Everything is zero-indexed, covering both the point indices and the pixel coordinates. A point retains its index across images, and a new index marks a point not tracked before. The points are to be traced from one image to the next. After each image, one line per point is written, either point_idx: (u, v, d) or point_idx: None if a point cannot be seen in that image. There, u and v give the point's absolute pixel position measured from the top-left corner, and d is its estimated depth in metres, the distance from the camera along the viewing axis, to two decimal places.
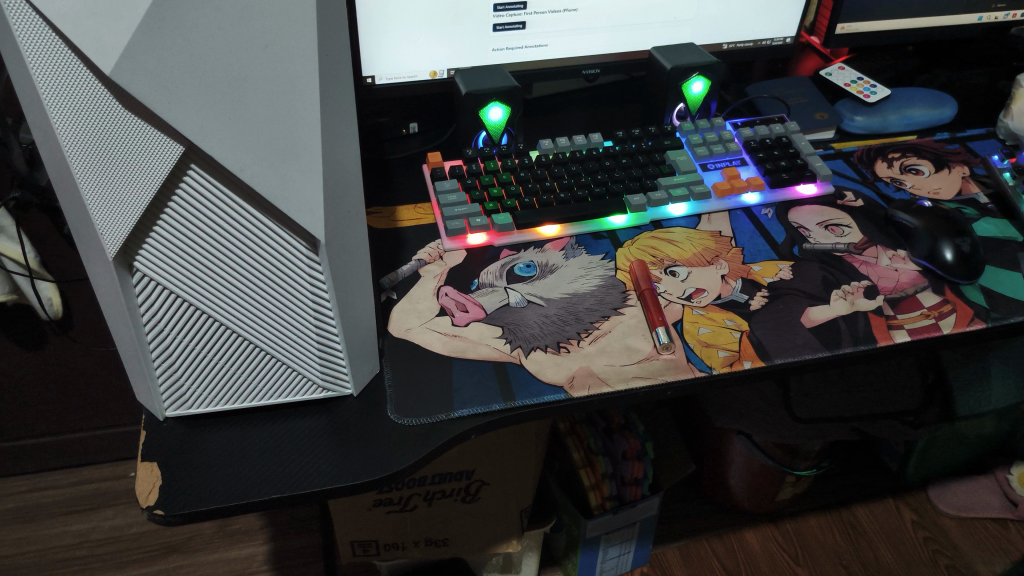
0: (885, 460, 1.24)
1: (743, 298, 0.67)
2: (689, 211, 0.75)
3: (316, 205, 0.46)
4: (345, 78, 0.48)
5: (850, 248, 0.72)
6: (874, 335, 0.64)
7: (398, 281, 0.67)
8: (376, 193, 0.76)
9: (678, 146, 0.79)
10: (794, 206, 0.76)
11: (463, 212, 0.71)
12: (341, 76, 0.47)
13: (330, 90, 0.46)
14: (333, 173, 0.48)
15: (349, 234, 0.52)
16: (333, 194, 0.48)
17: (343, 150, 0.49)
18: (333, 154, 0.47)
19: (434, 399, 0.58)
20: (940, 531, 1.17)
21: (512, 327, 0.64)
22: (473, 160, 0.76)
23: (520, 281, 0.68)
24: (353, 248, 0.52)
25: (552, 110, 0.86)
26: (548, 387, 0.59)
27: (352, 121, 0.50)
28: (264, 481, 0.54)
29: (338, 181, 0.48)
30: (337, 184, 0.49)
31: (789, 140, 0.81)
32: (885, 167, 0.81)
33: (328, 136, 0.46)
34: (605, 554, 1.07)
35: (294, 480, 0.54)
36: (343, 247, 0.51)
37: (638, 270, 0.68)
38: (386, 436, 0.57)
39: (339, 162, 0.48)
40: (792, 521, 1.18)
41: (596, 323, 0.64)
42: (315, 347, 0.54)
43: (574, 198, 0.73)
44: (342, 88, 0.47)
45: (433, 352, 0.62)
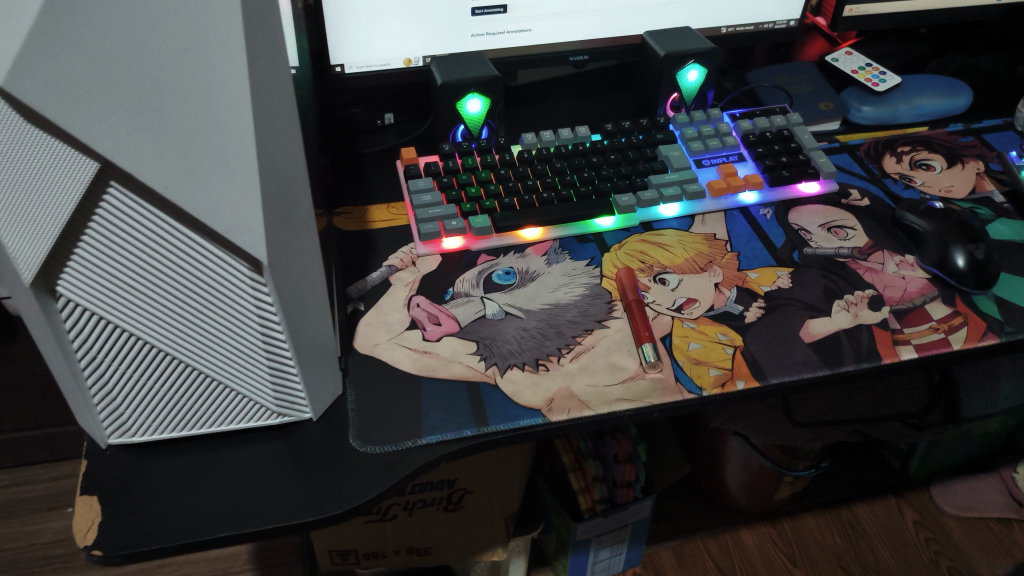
0: (886, 456, 1.19)
1: (737, 309, 0.62)
2: (682, 212, 0.70)
3: (255, 224, 0.42)
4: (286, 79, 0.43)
5: (855, 253, 0.67)
6: (879, 351, 0.59)
7: (366, 290, 0.63)
8: (348, 192, 0.72)
9: (671, 140, 0.74)
10: (795, 205, 0.71)
11: (438, 213, 0.66)
12: (280, 77, 0.42)
13: (269, 95, 0.41)
14: (276, 187, 0.43)
15: (300, 251, 0.47)
16: (277, 210, 0.43)
17: (288, 160, 0.44)
18: (275, 166, 0.42)
19: (400, 423, 0.54)
20: (942, 531, 1.12)
21: (487, 342, 0.59)
22: (451, 156, 0.71)
23: (497, 290, 0.63)
24: (304, 265, 0.48)
25: (539, 100, 0.81)
26: (524, 410, 0.55)
27: (297, 127, 0.45)
28: (214, 516, 0.50)
29: (284, 195, 0.44)
30: (283, 199, 0.44)
31: (791, 133, 0.75)
32: (894, 162, 0.76)
33: (268, 146, 0.41)
34: (597, 556, 1.02)
35: (245, 516, 0.50)
36: (292, 266, 0.46)
37: (626, 281, 0.63)
38: (347, 464, 0.52)
39: (284, 174, 0.43)
40: (790, 520, 1.13)
41: (578, 338, 0.60)
42: (267, 371, 0.49)
43: (557, 198, 0.68)
44: (281, 91, 0.42)
45: (401, 371, 0.57)
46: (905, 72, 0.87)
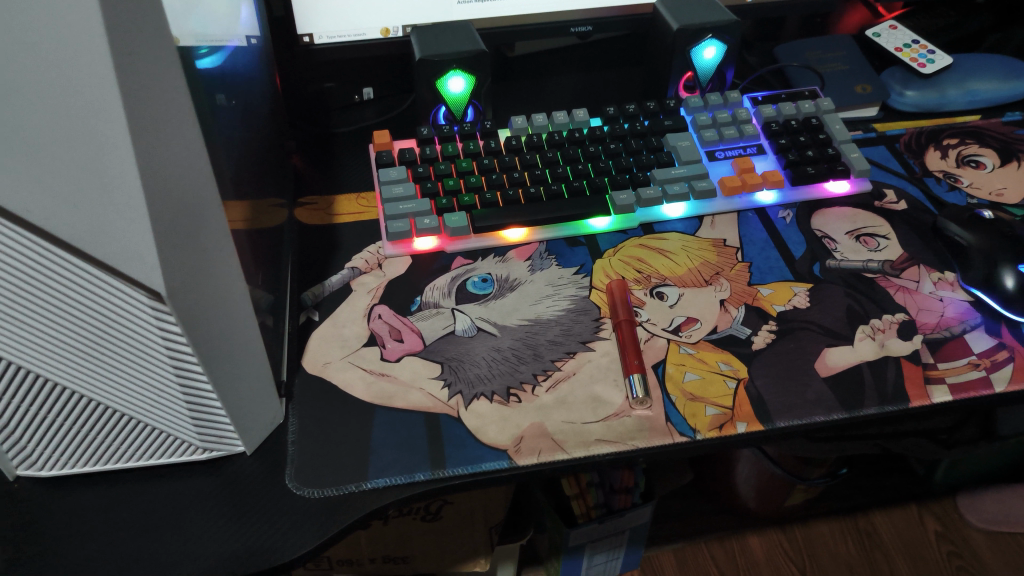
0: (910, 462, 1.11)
1: (744, 333, 0.54)
2: (688, 213, 0.62)
3: (148, 252, 0.34)
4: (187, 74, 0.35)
5: (885, 268, 0.58)
6: (907, 391, 0.51)
7: (324, 297, 0.56)
8: (317, 180, 0.65)
9: (681, 127, 0.65)
10: (819, 207, 0.63)
11: (409, 209, 0.58)
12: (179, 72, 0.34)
13: (168, 95, 0.33)
14: (183, 207, 0.35)
15: (220, 277, 0.39)
16: (182, 237, 0.35)
17: (200, 169, 0.36)
18: (180, 181, 0.34)
19: (345, 462, 0.47)
20: (967, 546, 1.04)
21: (453, 365, 0.52)
22: (429, 142, 0.63)
23: (471, 300, 0.56)
24: (227, 292, 0.40)
25: (538, 75, 0.73)
26: (488, 450, 0.47)
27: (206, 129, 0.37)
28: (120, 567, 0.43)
29: (193, 213, 0.36)
30: (194, 218, 0.36)
31: (820, 121, 0.66)
32: (939, 158, 0.66)
33: (165, 158, 0.33)
34: (593, 559, 0.96)
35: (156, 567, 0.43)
36: (207, 296, 0.38)
37: (617, 296, 0.55)
38: (281, 510, 0.45)
39: (195, 188, 0.36)
40: (801, 526, 1.06)
41: (558, 363, 0.52)
42: (186, 406, 0.42)
43: (546, 193, 0.60)
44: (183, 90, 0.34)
45: (351, 396, 0.50)
46: (956, 51, 0.77)
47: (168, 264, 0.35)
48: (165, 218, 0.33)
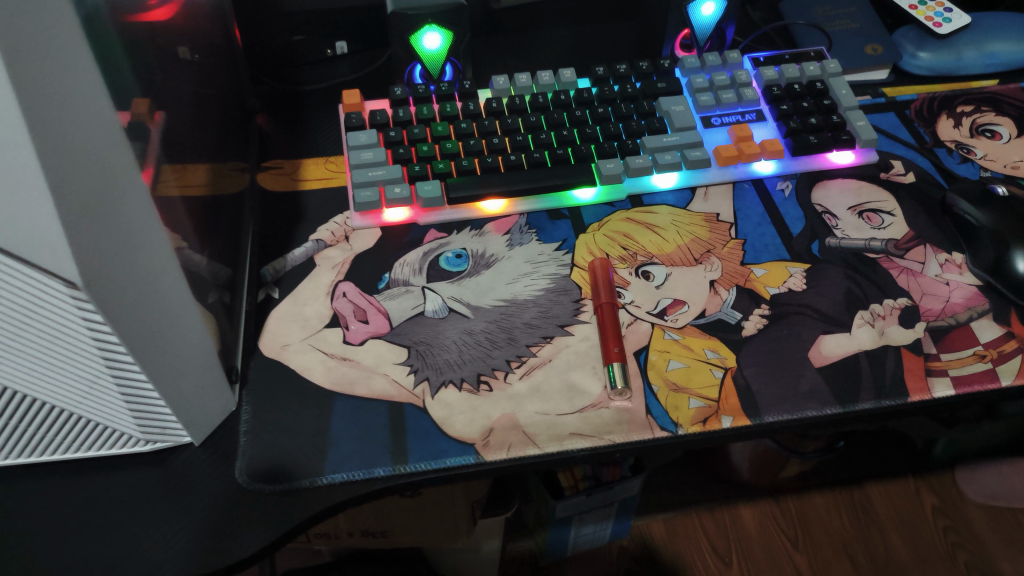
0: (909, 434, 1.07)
1: (735, 317, 0.51)
2: (680, 184, 0.57)
3: (57, 240, 0.30)
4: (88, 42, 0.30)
5: (888, 248, 0.54)
6: (907, 384, 0.47)
7: (285, 273, 0.52)
8: (283, 143, 0.61)
9: (675, 91, 0.60)
10: (820, 179, 0.58)
11: (378, 177, 0.54)
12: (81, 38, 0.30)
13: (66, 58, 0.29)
14: (94, 186, 0.31)
15: (149, 262, 0.35)
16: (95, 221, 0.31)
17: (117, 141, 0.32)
18: (90, 157, 0.31)
19: (300, 454, 0.44)
20: (963, 520, 1.02)
21: (421, 349, 0.48)
22: (404, 102, 0.59)
23: (444, 278, 0.52)
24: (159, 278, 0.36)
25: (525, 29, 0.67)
26: (454, 444, 0.44)
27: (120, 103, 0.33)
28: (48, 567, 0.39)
29: (109, 193, 0.32)
30: (109, 197, 0.32)
31: (826, 85, 0.61)
32: (951, 126, 0.62)
33: (68, 131, 0.29)
34: (581, 531, 0.93)
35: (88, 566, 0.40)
36: (133, 283, 0.35)
37: (600, 273, 0.51)
38: (230, 507, 0.42)
39: (109, 164, 0.32)
40: (795, 499, 1.04)
41: (533, 348, 0.48)
42: (122, 398, 0.39)
43: (527, 161, 0.56)
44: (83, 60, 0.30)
45: (310, 381, 0.47)
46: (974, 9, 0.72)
47: (82, 251, 0.31)
48: (72, 199, 0.30)
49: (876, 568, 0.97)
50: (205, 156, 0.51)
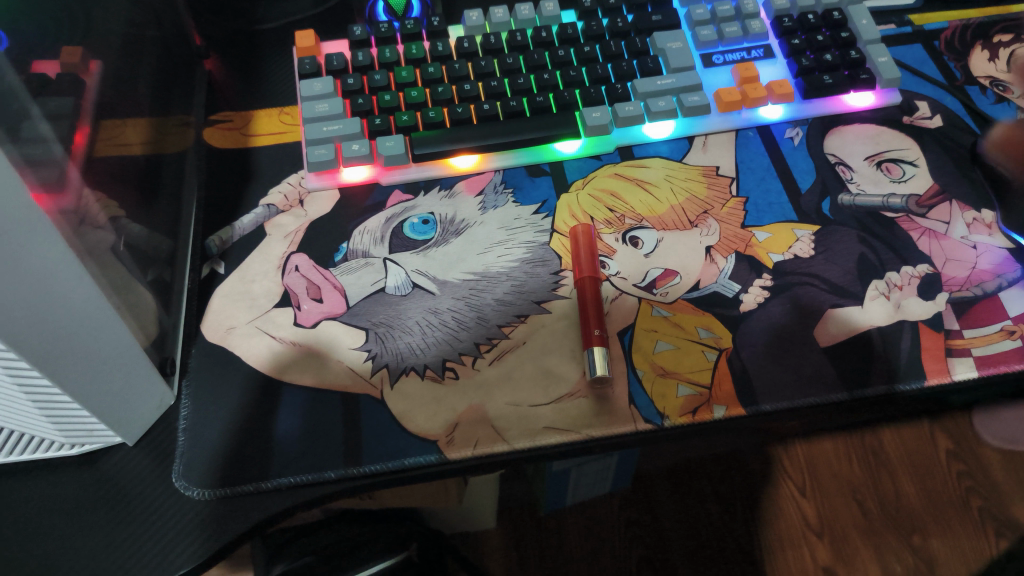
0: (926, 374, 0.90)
1: (733, 289, 0.45)
2: (677, 133, 0.51)
3: None
4: None
5: (908, 204, 0.48)
6: (924, 365, 0.42)
7: (232, 244, 0.48)
8: (235, 93, 0.56)
9: (671, 25, 0.54)
10: (836, 124, 0.52)
11: (334, 133, 0.49)
12: None
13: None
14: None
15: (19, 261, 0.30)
16: None
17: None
18: None
19: (246, 455, 0.40)
20: (981, 464, 0.82)
21: (381, 332, 0.44)
22: (365, 44, 0.53)
23: (407, 249, 0.47)
24: (34, 274, 0.31)
25: None
26: (414, 441, 0.40)
27: None
28: None
29: None
30: None
31: (844, 15, 0.54)
32: (986, 60, 0.55)
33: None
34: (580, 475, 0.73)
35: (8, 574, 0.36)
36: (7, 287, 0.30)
37: (585, 239, 0.46)
38: (164, 514, 0.39)
39: None
40: (803, 444, 0.85)
41: (505, 329, 0.44)
42: (33, 405, 0.36)
43: (503, 110, 0.50)
44: None
45: (255, 369, 0.43)
46: None
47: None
48: None
49: (887, 516, 0.81)
50: (141, 111, 0.46)
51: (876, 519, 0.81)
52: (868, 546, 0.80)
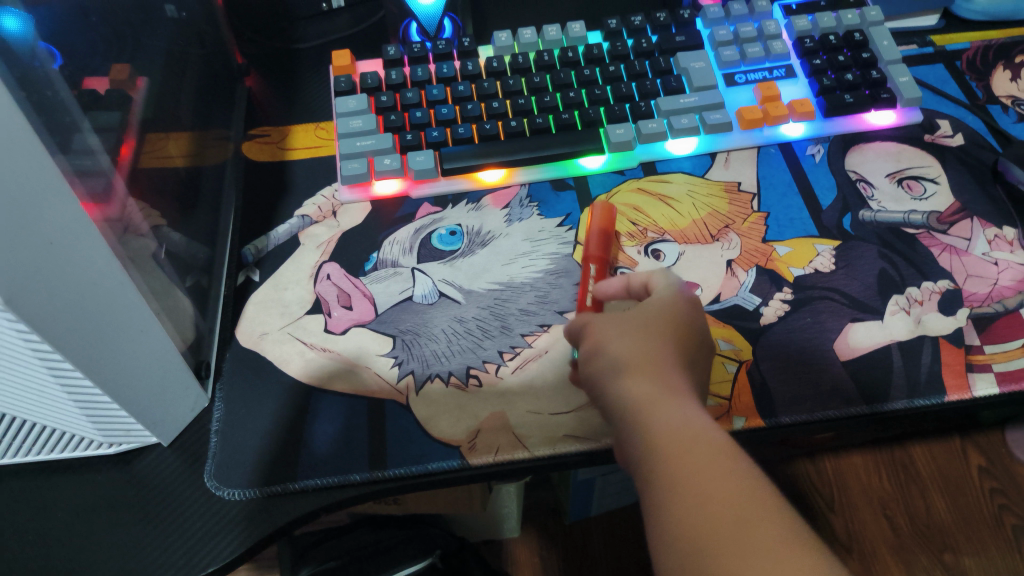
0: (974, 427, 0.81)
1: (753, 302, 0.46)
2: (699, 150, 0.53)
3: None
4: None
5: (929, 221, 0.49)
6: (943, 380, 0.42)
7: (266, 253, 0.51)
8: (273, 108, 0.58)
9: (696, 44, 0.55)
10: (857, 143, 0.53)
11: (367, 148, 0.51)
12: None
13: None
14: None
15: (68, 263, 0.32)
16: None
17: (29, 145, 0.29)
18: None
19: (276, 458, 0.42)
20: (1016, 483, 0.78)
21: (407, 339, 0.46)
22: (398, 63, 0.55)
23: (435, 259, 0.49)
24: (83, 278, 0.33)
25: None
26: (438, 446, 0.41)
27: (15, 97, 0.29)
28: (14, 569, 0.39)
29: (20, 202, 0.29)
30: (20, 204, 0.29)
31: (865, 36, 0.55)
32: (1008, 78, 0.56)
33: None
34: (607, 487, 0.71)
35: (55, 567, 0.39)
36: (55, 288, 0.32)
37: (596, 256, 0.46)
38: (192, 516, 0.41)
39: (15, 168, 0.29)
40: (831, 458, 0.82)
41: (528, 338, 0.45)
42: (76, 406, 0.38)
43: (530, 127, 0.51)
44: None
45: (286, 374, 0.45)
46: None
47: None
48: None
49: (917, 533, 0.77)
50: (183, 126, 0.48)
51: (906, 536, 0.77)
52: (899, 564, 0.75)
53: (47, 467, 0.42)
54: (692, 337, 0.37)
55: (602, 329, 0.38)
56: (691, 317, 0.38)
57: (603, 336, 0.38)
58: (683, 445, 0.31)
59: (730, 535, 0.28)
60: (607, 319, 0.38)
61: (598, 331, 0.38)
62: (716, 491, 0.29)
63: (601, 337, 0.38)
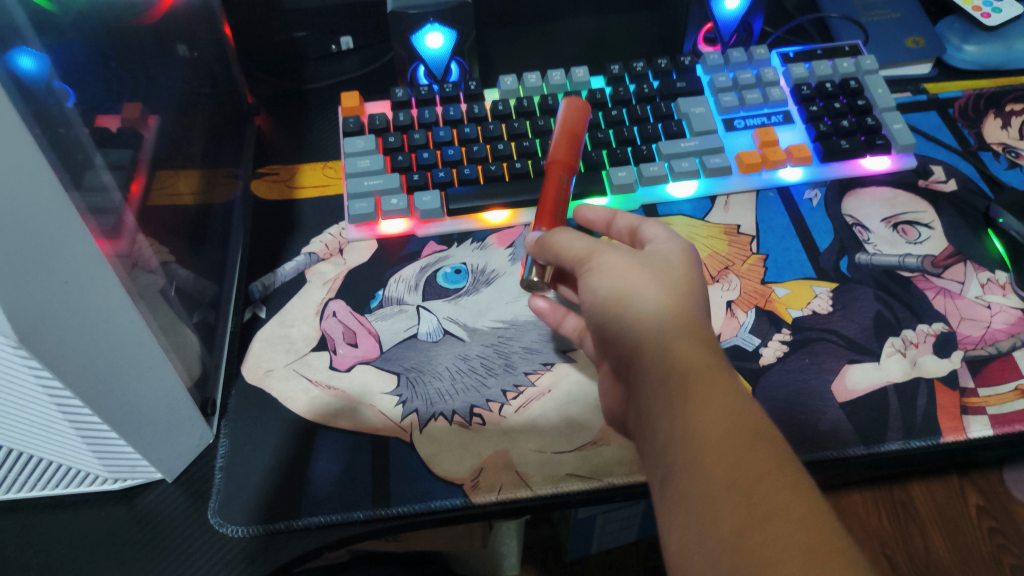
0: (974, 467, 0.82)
1: (753, 343, 0.47)
2: (699, 193, 0.54)
3: None
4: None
5: (924, 265, 0.50)
6: (939, 423, 0.43)
7: (273, 290, 0.51)
8: (283, 147, 0.59)
9: (695, 90, 0.57)
10: (853, 187, 0.54)
11: (374, 188, 0.52)
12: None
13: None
14: (13, 240, 0.29)
15: (83, 302, 0.33)
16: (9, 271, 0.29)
17: (45, 187, 0.30)
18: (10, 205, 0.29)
19: (280, 494, 0.42)
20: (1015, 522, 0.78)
21: (412, 377, 0.46)
22: (405, 105, 0.56)
23: (440, 296, 0.50)
24: (96, 318, 0.34)
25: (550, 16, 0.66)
26: (441, 485, 0.42)
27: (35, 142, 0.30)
28: None
29: (38, 243, 0.30)
30: (35, 246, 0.30)
31: (860, 84, 0.56)
32: (999, 126, 0.57)
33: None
34: (608, 525, 0.71)
35: None
36: (70, 327, 0.33)
37: (569, 122, 0.45)
38: (196, 552, 0.41)
39: (31, 209, 0.29)
40: (830, 495, 0.82)
41: (531, 377, 0.46)
42: (83, 443, 0.38)
43: (534, 168, 0.53)
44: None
45: (291, 411, 0.46)
46: None
47: (8, 307, 0.29)
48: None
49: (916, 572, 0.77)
50: (193, 165, 0.49)
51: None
52: None
53: (52, 502, 0.43)
54: (706, 292, 0.38)
55: (632, 277, 0.37)
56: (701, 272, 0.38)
57: (635, 284, 0.36)
58: (738, 433, 0.29)
59: (773, 543, 0.26)
60: (631, 264, 0.37)
61: (629, 277, 0.37)
62: (769, 491, 0.27)
63: (634, 283, 0.36)
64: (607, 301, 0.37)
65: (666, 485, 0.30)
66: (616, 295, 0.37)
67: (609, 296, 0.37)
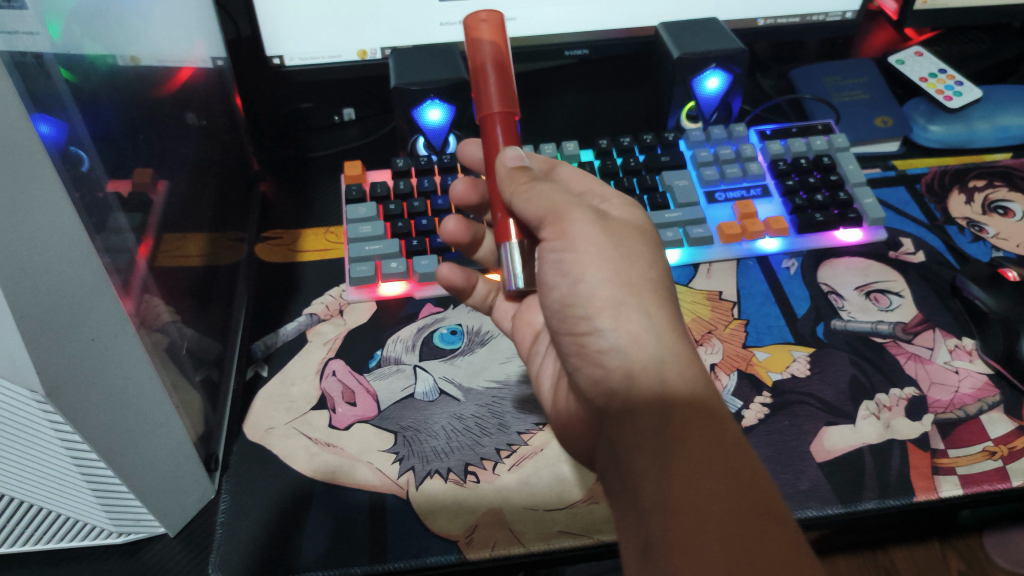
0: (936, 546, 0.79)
1: (735, 405, 0.49)
2: (683, 260, 0.57)
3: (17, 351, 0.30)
4: (46, 155, 0.30)
5: (895, 331, 0.53)
6: (912, 482, 0.45)
7: (275, 349, 0.53)
8: (287, 212, 0.62)
9: (679, 164, 0.60)
10: (828, 257, 0.57)
11: (375, 252, 0.55)
12: (45, 160, 0.30)
13: (23, 158, 0.29)
14: (47, 301, 0.31)
15: (105, 360, 0.35)
16: (45, 331, 0.31)
17: (81, 249, 0.32)
18: (50, 271, 0.31)
19: (279, 550, 0.43)
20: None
21: (408, 435, 0.48)
22: (405, 174, 0.59)
23: (436, 356, 0.52)
24: (118, 373, 0.36)
25: (540, 90, 0.72)
26: (437, 541, 0.43)
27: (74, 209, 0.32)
28: None
29: (71, 303, 0.32)
30: (66, 308, 0.32)
31: (833, 160, 0.60)
32: (963, 202, 0.61)
33: (18, 239, 0.29)
34: None
35: None
36: (93, 384, 0.34)
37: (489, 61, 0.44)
38: None
39: (67, 273, 0.32)
40: None
41: (524, 436, 0.48)
42: (94, 496, 0.39)
43: None
44: (48, 180, 0.30)
45: (291, 468, 0.47)
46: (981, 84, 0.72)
47: (38, 361, 0.31)
48: (29, 317, 0.30)
49: None
50: (202, 228, 0.52)
51: None
52: None
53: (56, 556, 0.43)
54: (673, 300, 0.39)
55: (614, 284, 0.38)
56: (669, 269, 0.40)
57: (619, 292, 0.38)
58: (730, 504, 0.31)
59: None
60: (599, 265, 0.38)
61: (609, 286, 0.38)
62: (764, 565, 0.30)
63: (613, 296, 0.38)
64: (589, 310, 0.38)
65: (654, 557, 0.31)
66: (596, 305, 0.38)
67: (592, 306, 0.38)
